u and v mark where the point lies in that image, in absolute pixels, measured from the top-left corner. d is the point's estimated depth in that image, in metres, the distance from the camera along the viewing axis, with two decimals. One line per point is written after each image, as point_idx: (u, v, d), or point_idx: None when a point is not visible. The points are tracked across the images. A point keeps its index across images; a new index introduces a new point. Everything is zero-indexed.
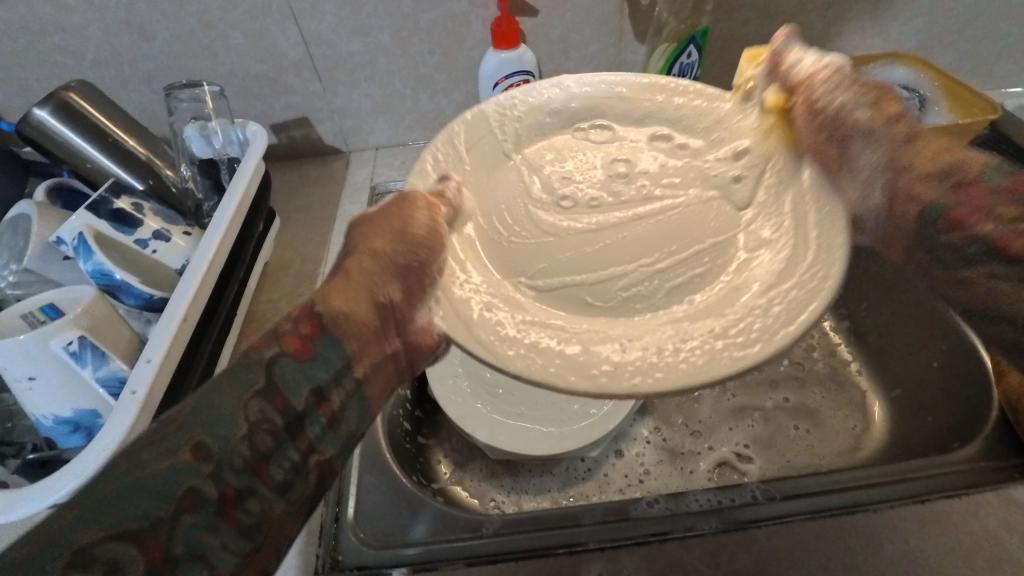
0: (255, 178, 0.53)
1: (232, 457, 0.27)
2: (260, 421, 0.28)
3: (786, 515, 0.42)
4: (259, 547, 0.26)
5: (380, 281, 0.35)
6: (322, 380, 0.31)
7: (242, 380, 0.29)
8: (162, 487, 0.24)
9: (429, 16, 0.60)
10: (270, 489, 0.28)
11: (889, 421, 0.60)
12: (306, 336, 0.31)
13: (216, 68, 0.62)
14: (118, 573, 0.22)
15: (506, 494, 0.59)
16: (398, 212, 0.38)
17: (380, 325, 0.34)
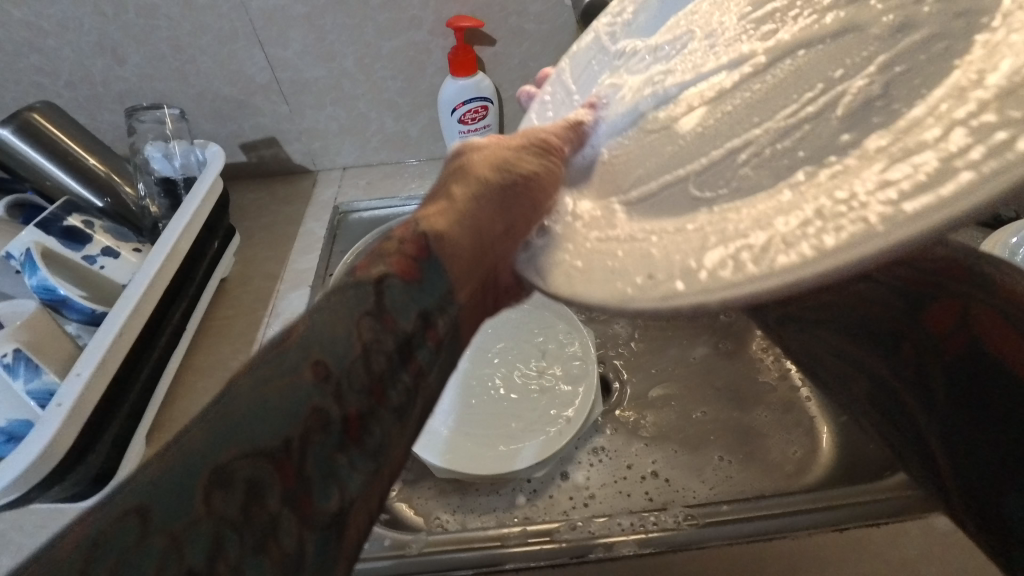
0: (209, 198, 0.55)
1: (353, 377, 0.24)
2: (375, 341, 0.25)
3: (704, 541, 0.42)
4: (378, 474, 0.23)
5: (487, 211, 0.31)
6: (429, 304, 0.27)
7: (353, 297, 0.26)
8: (292, 403, 0.22)
9: (390, 44, 0.62)
10: (389, 412, 0.24)
11: (835, 447, 0.61)
12: (411, 257, 0.28)
13: (186, 90, 0.64)
14: (259, 490, 0.20)
15: (452, 513, 0.60)
16: (513, 149, 0.34)
17: (475, 259, 0.30)
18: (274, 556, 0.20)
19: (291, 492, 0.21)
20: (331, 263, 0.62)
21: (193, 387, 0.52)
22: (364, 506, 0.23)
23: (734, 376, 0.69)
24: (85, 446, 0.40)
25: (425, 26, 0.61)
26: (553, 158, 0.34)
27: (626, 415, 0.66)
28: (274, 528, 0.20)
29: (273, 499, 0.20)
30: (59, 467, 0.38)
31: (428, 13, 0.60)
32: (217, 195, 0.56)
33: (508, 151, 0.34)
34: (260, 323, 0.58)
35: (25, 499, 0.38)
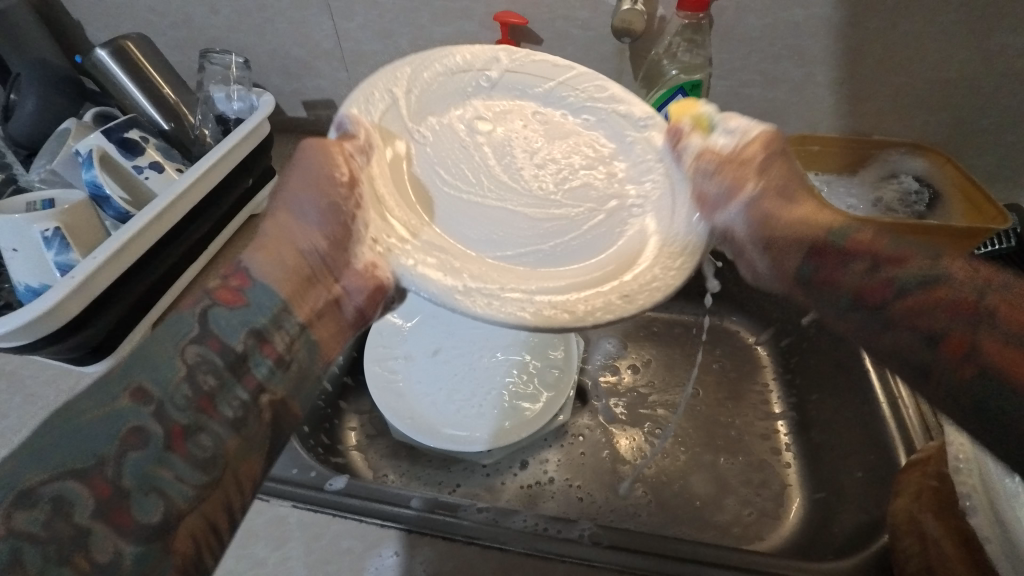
0: (251, 140, 0.61)
1: (173, 399, 0.31)
2: (200, 362, 0.33)
3: (598, 562, 0.42)
4: (215, 482, 0.31)
5: (306, 237, 0.40)
6: (261, 323, 0.36)
7: (174, 332, 0.34)
8: (102, 429, 0.29)
9: (442, 31, 0.66)
10: (218, 424, 0.32)
11: (800, 521, 0.58)
12: (234, 287, 0.37)
13: (263, 45, 0.72)
14: (66, 505, 0.27)
15: (398, 475, 0.62)
16: (311, 170, 0.41)
17: (301, 271, 0.39)
18: (81, 566, 0.26)
19: (101, 507, 0.27)
20: None
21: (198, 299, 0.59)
22: (195, 513, 0.29)
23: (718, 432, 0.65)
24: (86, 320, 0.47)
25: (475, 17, 0.64)
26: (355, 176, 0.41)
27: (596, 433, 0.67)
28: (83, 545, 0.26)
29: (82, 515, 0.27)
30: (63, 328, 0.45)
31: (479, 6, 0.63)
32: (260, 139, 0.63)
33: (303, 172, 0.42)
34: None
35: (25, 349, 0.45)
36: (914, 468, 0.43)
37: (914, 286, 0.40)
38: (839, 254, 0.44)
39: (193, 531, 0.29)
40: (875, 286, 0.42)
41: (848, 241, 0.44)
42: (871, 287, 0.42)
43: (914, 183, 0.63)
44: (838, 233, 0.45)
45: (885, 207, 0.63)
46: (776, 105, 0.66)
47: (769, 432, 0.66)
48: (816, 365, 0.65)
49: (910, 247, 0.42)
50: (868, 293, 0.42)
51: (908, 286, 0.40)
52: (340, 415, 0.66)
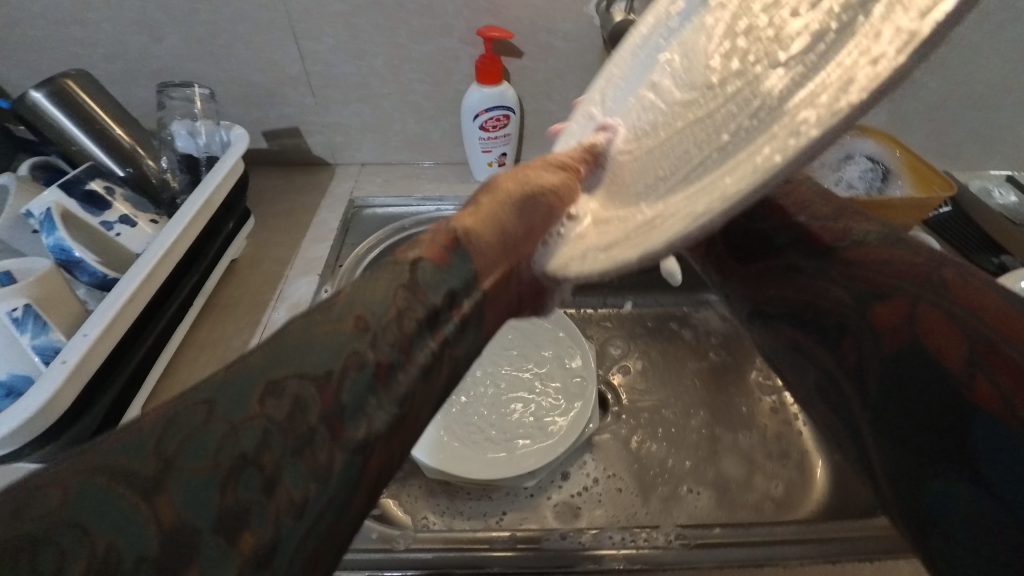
0: (229, 179, 0.56)
1: (389, 333, 0.25)
2: (404, 309, 0.26)
3: (694, 562, 0.42)
4: (398, 422, 0.24)
5: (509, 213, 0.37)
6: (456, 286, 0.29)
7: (392, 274, 0.28)
8: (332, 345, 0.23)
9: (422, 48, 0.64)
10: (413, 369, 0.25)
11: (827, 484, 0.62)
12: (441, 247, 0.31)
13: (218, 74, 0.66)
14: (301, 410, 0.21)
15: (439, 515, 0.59)
16: (535, 165, 0.41)
17: (498, 250, 0.34)
18: (309, 464, 0.20)
19: (328, 416, 0.21)
20: (343, 254, 0.63)
21: (193, 361, 0.52)
22: (383, 451, 0.23)
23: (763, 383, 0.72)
24: (83, 407, 0.40)
25: (456, 34, 0.63)
26: (567, 166, 0.41)
27: (623, 436, 0.67)
28: (310, 446, 0.20)
29: (312, 416, 0.21)
30: (59, 423, 0.38)
31: (461, 22, 0.62)
32: (238, 178, 0.58)
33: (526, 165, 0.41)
34: (266, 305, 0.58)
35: (6, 458, 0.37)
36: None
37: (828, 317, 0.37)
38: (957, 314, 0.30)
39: (379, 469, 0.23)
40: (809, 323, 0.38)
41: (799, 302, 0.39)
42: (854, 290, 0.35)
43: (866, 161, 0.70)
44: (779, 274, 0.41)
45: (847, 184, 0.69)
46: None
47: (777, 405, 0.71)
48: None
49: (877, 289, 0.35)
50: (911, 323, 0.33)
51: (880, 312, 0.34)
52: None
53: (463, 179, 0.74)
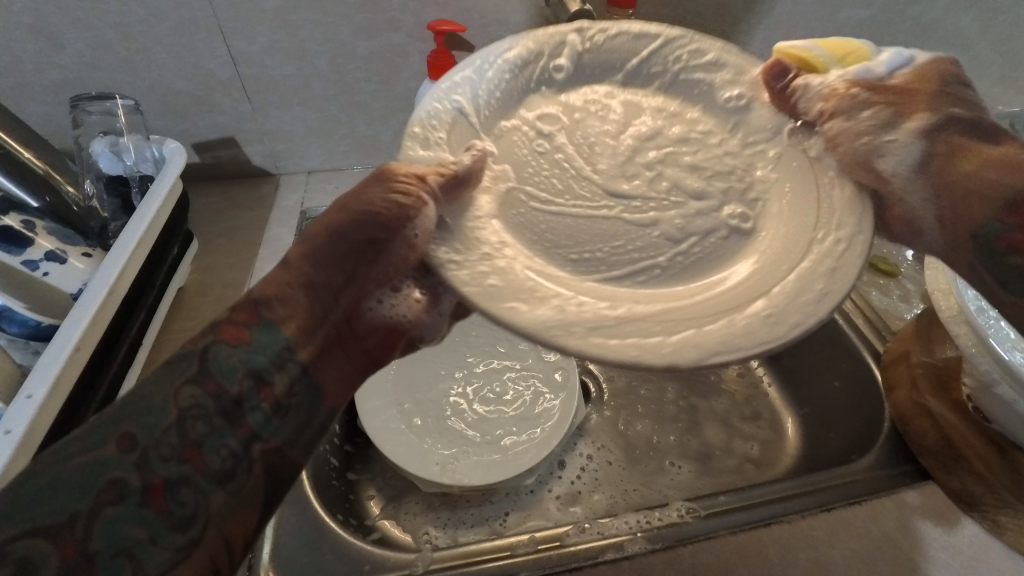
0: (169, 203, 0.50)
1: (161, 448, 0.25)
2: (191, 408, 0.26)
3: (710, 532, 0.43)
4: (196, 542, 0.25)
5: (328, 265, 0.32)
6: (263, 366, 0.29)
7: (171, 371, 0.27)
8: (84, 479, 0.24)
9: (367, 45, 0.61)
10: (205, 479, 0.26)
11: (800, 438, 0.66)
12: (241, 324, 0.29)
13: (135, 83, 0.59)
14: (37, 565, 0.22)
15: (442, 529, 0.57)
16: (375, 186, 0.33)
17: (314, 313, 0.31)
18: None
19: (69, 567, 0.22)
20: None
21: None
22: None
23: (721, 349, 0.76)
24: None
25: (404, 28, 0.60)
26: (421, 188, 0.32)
27: (609, 418, 0.68)
28: None
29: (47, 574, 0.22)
30: None
31: (408, 16, 0.59)
32: (177, 197, 0.52)
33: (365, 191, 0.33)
34: None
35: None
36: (902, 364, 0.52)
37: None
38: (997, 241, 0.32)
39: None
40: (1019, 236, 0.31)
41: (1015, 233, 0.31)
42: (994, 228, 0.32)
43: None
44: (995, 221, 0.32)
45: None
46: None
47: (744, 369, 0.74)
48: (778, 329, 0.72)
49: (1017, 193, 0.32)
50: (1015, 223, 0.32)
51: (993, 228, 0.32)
52: (355, 488, 0.59)
53: None
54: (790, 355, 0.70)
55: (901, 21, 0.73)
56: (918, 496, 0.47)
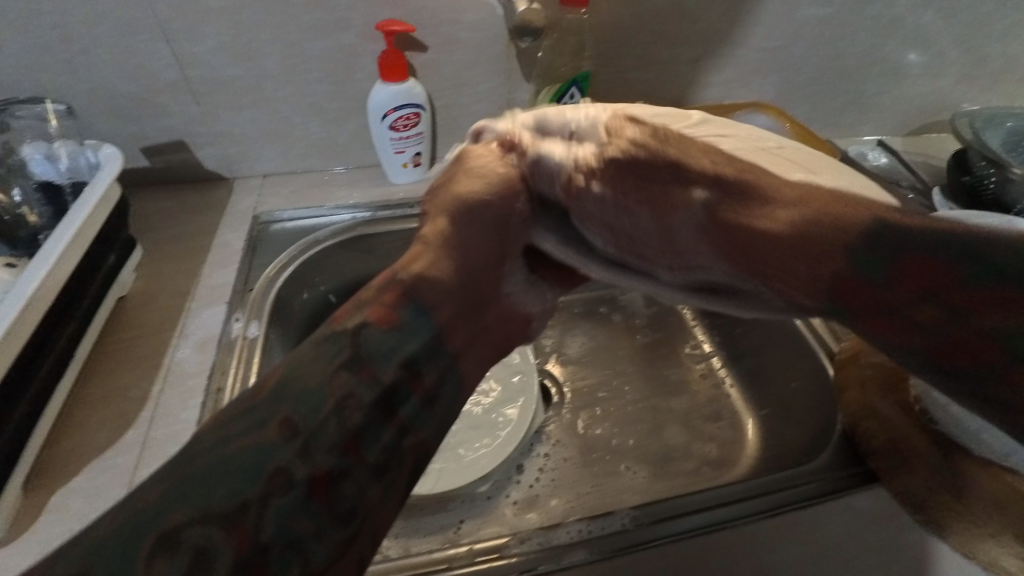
0: (103, 206, 0.49)
1: (324, 434, 0.27)
2: (347, 396, 0.29)
3: (651, 540, 0.43)
4: (354, 536, 0.27)
5: (463, 244, 0.35)
6: (412, 351, 0.31)
7: (327, 352, 0.30)
8: (253, 462, 0.26)
9: (316, 45, 0.60)
10: (364, 472, 0.28)
11: (760, 439, 0.66)
12: (388, 305, 0.32)
13: (76, 86, 0.58)
14: (210, 555, 0.24)
15: (394, 539, 0.56)
16: (467, 168, 0.38)
17: (458, 294, 0.34)
18: None
19: (243, 562, 0.24)
20: (251, 278, 0.59)
21: (87, 420, 0.46)
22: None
23: (687, 350, 0.76)
24: None
25: (354, 28, 0.59)
26: (511, 175, 0.38)
27: (568, 421, 0.68)
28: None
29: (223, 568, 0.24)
30: None
31: (357, 15, 0.58)
32: (114, 203, 0.51)
33: (460, 178, 0.37)
34: (167, 345, 0.52)
35: None
36: (853, 363, 0.52)
37: (802, 207, 0.30)
38: (797, 248, 0.29)
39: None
40: (800, 222, 0.29)
41: (800, 221, 0.29)
42: (795, 268, 0.29)
43: None
44: (779, 211, 0.30)
45: None
46: (649, 87, 0.73)
47: (706, 371, 0.74)
48: (740, 332, 0.73)
49: (861, 225, 0.28)
50: (798, 258, 0.29)
51: (783, 221, 0.30)
52: None
53: (378, 182, 0.71)
54: (751, 357, 0.71)
55: (861, 20, 0.73)
56: (866, 499, 0.46)
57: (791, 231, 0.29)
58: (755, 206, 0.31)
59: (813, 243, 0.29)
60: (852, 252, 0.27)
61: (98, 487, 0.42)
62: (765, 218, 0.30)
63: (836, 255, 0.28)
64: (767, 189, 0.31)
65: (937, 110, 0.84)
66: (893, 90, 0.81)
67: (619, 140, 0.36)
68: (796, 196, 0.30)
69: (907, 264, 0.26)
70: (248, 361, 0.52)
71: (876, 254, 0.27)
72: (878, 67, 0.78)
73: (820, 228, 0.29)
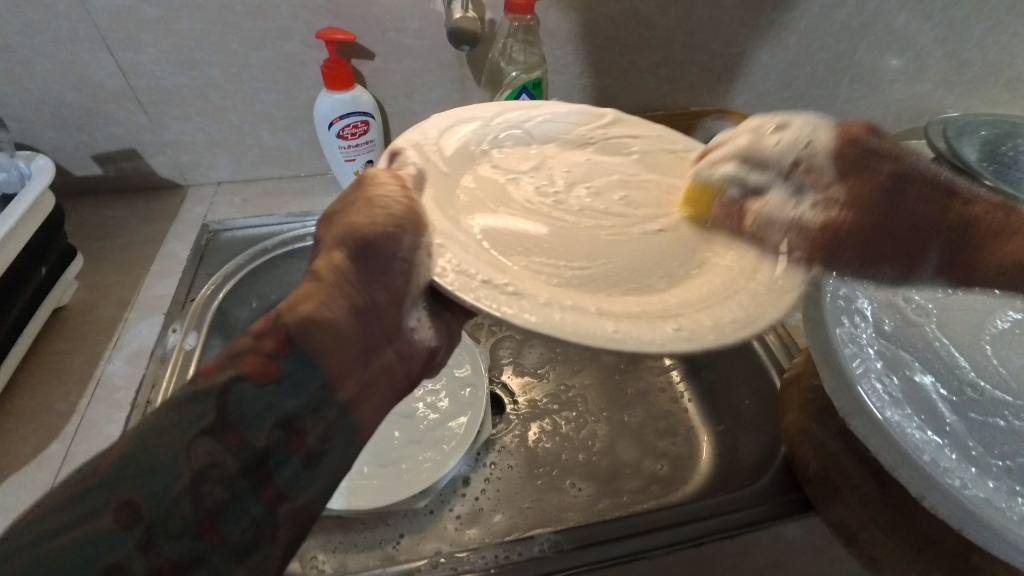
0: (33, 221, 0.49)
1: (171, 518, 0.26)
2: (211, 465, 0.27)
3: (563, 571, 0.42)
4: None
5: (357, 281, 0.34)
6: (290, 411, 0.30)
7: (185, 419, 0.28)
8: (86, 555, 0.24)
9: (261, 55, 0.59)
10: (220, 551, 0.27)
11: (714, 456, 0.64)
12: (268, 354, 0.30)
13: (20, 95, 0.58)
14: None
15: (329, 554, 0.55)
16: (368, 196, 0.37)
17: (351, 338, 0.33)
18: None
19: None
20: (194, 288, 0.59)
21: (10, 434, 0.46)
22: None
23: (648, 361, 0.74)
24: None
25: (297, 37, 0.58)
26: (413, 205, 0.37)
27: (519, 434, 0.67)
28: None
29: None
30: None
31: (300, 24, 0.58)
32: (46, 214, 0.51)
33: (356, 209, 0.36)
34: (100, 358, 0.52)
35: None
36: (795, 385, 0.50)
37: (921, 177, 0.41)
38: (886, 212, 0.41)
39: None
40: (919, 186, 0.41)
41: (909, 188, 0.41)
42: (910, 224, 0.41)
43: None
44: (903, 176, 0.41)
45: None
46: (609, 93, 0.71)
47: (665, 385, 0.72)
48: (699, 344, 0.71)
49: (917, 193, 0.41)
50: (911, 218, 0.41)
51: (901, 185, 0.41)
52: None
53: (331, 189, 0.70)
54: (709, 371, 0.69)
55: (830, 25, 0.70)
56: (797, 528, 0.45)
57: (908, 220, 0.41)
58: (879, 175, 0.41)
59: (900, 213, 0.41)
60: (959, 236, 0.41)
61: (14, 501, 0.42)
62: (889, 195, 0.41)
63: (974, 216, 0.40)
64: (877, 173, 0.41)
65: (913, 116, 0.82)
66: (867, 95, 0.79)
67: (847, 185, 0.41)
68: (904, 173, 0.41)
69: (991, 230, 0.40)
70: (182, 372, 0.52)
71: (955, 219, 0.40)
72: (850, 72, 0.76)
73: (896, 209, 0.41)
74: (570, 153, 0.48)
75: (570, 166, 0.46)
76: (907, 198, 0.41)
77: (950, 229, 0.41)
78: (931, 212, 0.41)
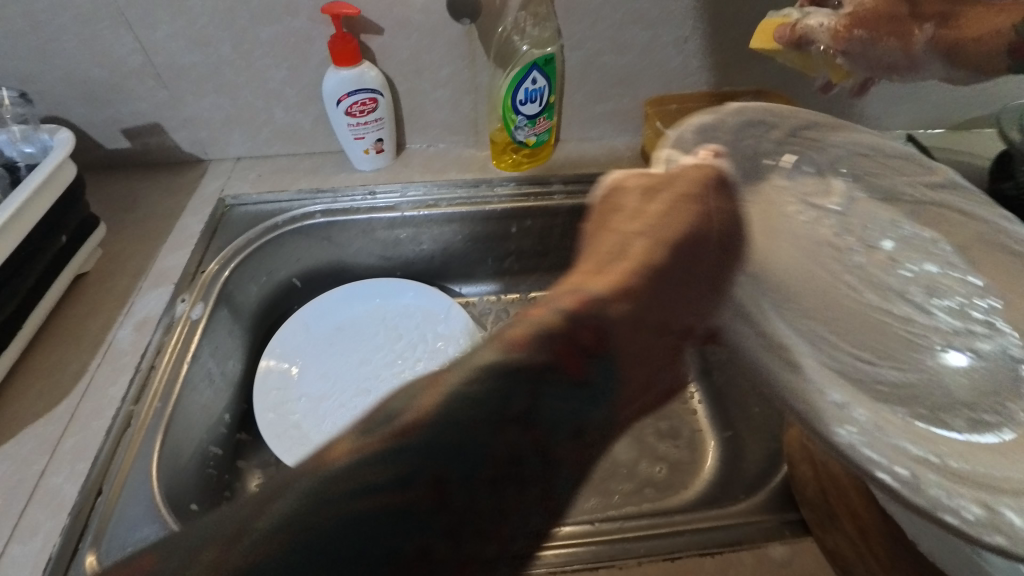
0: (52, 189, 0.52)
1: (460, 489, 0.28)
2: (515, 449, 0.31)
3: None
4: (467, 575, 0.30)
5: (648, 293, 0.39)
6: (582, 417, 0.34)
7: (491, 400, 0.30)
8: (383, 529, 0.26)
9: (270, 31, 0.59)
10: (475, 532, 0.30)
11: (719, 465, 0.60)
12: (586, 351, 0.34)
13: (52, 71, 0.61)
14: None
15: None
16: (651, 213, 0.44)
17: (651, 349, 0.39)
18: None
19: None
20: (204, 260, 0.61)
21: (26, 390, 0.49)
22: None
23: None
24: None
25: (303, 12, 0.58)
26: (694, 217, 0.45)
27: None
28: None
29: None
30: None
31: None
32: (66, 184, 0.53)
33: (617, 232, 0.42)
34: (112, 323, 0.55)
35: None
36: None
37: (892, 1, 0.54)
38: (880, 22, 0.54)
39: None
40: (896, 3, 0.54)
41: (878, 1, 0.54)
42: (883, 34, 0.54)
43: None
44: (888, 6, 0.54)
45: None
46: (628, 72, 0.67)
47: None
48: None
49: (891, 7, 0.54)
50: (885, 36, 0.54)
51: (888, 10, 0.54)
52: (239, 476, 0.58)
53: (341, 168, 0.71)
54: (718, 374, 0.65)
55: None
56: (787, 551, 0.41)
57: (906, 12, 0.54)
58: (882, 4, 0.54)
59: (877, 27, 0.54)
60: (946, 14, 0.54)
61: (24, 453, 0.45)
62: (893, 18, 0.54)
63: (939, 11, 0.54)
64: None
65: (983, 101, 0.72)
66: None
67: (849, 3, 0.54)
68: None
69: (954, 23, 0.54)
70: (186, 340, 0.54)
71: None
72: None
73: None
74: (883, 202, 0.58)
75: (869, 220, 0.57)
76: (880, 31, 0.54)
77: (912, 22, 0.54)
78: (887, 15, 0.54)
